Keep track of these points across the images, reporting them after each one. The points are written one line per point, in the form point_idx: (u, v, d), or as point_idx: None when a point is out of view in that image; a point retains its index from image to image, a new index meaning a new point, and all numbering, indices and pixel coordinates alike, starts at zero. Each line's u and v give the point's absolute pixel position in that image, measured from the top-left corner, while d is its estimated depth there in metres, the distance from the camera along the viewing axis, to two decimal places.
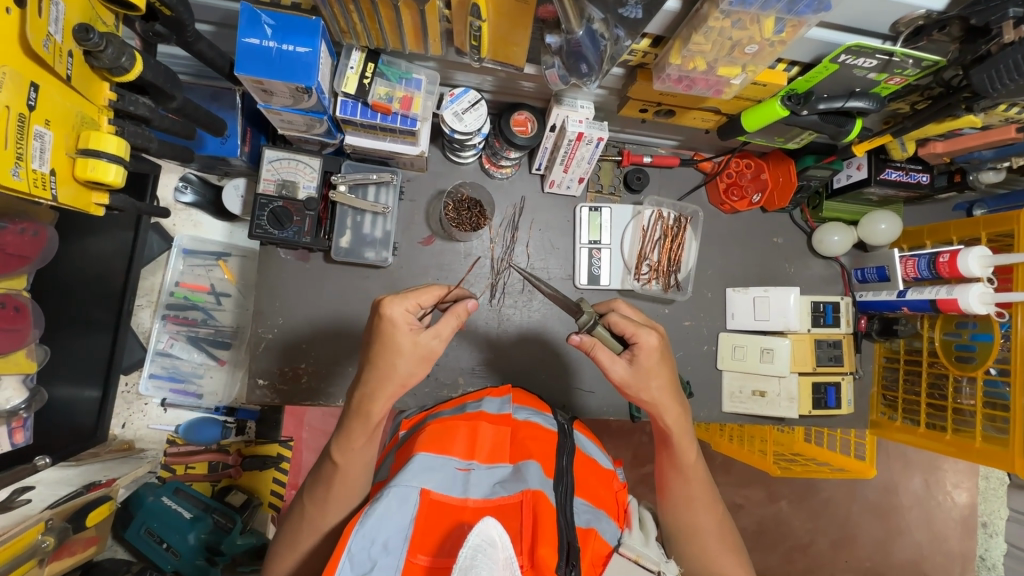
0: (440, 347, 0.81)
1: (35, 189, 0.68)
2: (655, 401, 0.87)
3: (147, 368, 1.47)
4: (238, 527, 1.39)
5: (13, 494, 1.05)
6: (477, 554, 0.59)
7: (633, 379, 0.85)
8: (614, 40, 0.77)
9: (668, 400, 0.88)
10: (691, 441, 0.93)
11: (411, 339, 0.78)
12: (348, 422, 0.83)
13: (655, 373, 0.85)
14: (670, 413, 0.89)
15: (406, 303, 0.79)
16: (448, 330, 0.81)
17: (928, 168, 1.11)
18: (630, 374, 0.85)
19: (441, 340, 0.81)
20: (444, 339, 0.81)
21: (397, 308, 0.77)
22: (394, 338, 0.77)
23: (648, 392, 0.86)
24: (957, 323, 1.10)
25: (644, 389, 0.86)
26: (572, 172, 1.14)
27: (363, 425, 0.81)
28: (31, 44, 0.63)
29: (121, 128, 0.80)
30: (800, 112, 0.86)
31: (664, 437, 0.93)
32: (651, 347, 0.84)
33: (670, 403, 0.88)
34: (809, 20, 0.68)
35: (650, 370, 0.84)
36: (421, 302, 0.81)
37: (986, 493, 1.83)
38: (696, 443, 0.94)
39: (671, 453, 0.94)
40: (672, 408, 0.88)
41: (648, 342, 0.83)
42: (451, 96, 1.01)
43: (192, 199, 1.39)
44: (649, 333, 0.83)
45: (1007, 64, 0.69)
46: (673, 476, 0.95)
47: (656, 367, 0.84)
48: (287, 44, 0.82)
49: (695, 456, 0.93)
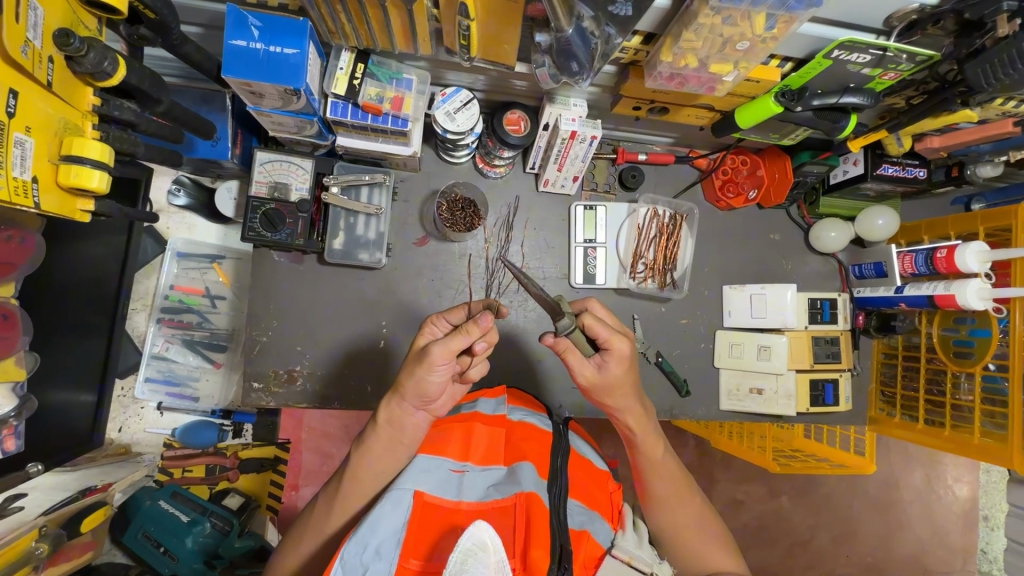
0: (437, 355, 0.73)
1: (17, 197, 0.68)
2: (618, 405, 0.87)
3: (143, 372, 1.47)
4: (236, 530, 1.38)
5: (5, 502, 1.05)
6: (469, 558, 0.59)
7: (599, 384, 0.84)
8: (605, 37, 0.75)
9: (631, 404, 0.88)
10: (658, 442, 0.93)
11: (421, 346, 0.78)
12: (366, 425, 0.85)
13: (620, 380, 0.84)
14: (633, 416, 0.89)
15: (434, 320, 0.85)
16: (449, 340, 0.73)
17: (925, 163, 1.10)
18: (596, 379, 0.84)
19: (442, 347, 0.73)
20: (448, 349, 0.73)
21: (425, 324, 0.85)
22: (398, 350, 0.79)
23: (612, 396, 0.86)
24: (956, 318, 1.09)
25: (607, 394, 0.86)
26: (566, 171, 1.13)
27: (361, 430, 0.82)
28: (8, 51, 0.62)
29: (106, 133, 0.79)
30: (794, 108, 0.85)
31: (629, 439, 0.93)
32: (621, 354, 0.82)
33: (634, 406, 0.88)
34: (801, 16, 0.66)
35: (616, 376, 0.83)
36: (450, 321, 0.84)
37: (988, 487, 1.82)
38: (664, 443, 0.94)
39: (638, 454, 0.93)
40: (634, 411, 0.89)
41: (619, 350, 0.81)
42: (443, 96, 1.00)
43: (185, 202, 1.40)
44: (622, 341, 0.81)
45: (1001, 58, 0.69)
46: (640, 473, 0.95)
47: (623, 375, 0.83)
48: (275, 46, 0.82)
49: (662, 457, 0.93)
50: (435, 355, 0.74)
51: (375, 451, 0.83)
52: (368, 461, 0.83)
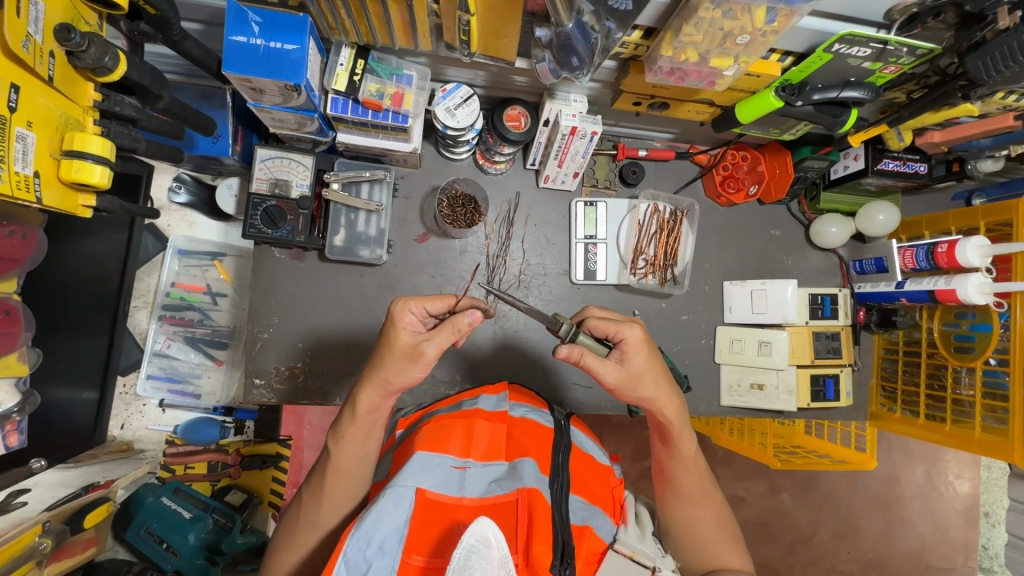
0: (430, 354, 0.77)
1: (18, 191, 0.68)
2: (654, 397, 0.87)
3: (144, 369, 1.48)
4: (238, 526, 1.41)
5: (9, 498, 1.07)
6: (471, 555, 0.59)
7: (627, 380, 0.84)
8: (606, 32, 0.76)
9: (664, 393, 0.87)
10: (690, 434, 0.93)
11: (408, 340, 0.79)
12: (345, 410, 0.85)
13: (646, 368, 0.84)
14: (669, 406, 0.89)
15: (410, 305, 0.82)
16: (442, 338, 0.78)
17: (925, 158, 1.10)
18: (623, 375, 0.84)
19: (435, 345, 0.77)
20: (439, 347, 0.78)
21: (399, 307, 0.81)
22: (391, 336, 0.79)
23: (645, 388, 0.86)
24: (956, 313, 1.09)
25: (639, 387, 0.85)
26: (567, 167, 1.14)
27: (352, 418, 0.83)
28: (10, 46, 0.62)
29: (108, 129, 0.79)
30: (795, 103, 0.84)
31: (665, 434, 0.92)
32: (637, 340, 0.84)
33: (668, 396, 0.88)
34: (801, 9, 0.66)
35: (641, 366, 0.84)
36: (426, 309, 0.84)
37: (989, 483, 1.82)
38: (695, 435, 0.94)
39: (672, 448, 0.93)
40: (670, 400, 0.88)
41: (634, 337, 0.84)
42: (444, 91, 1.00)
43: (186, 199, 1.40)
44: (633, 327, 0.84)
45: (1003, 50, 0.69)
46: (675, 468, 0.94)
47: (647, 362, 0.84)
48: (275, 42, 0.82)
49: (695, 448, 0.93)
50: (428, 354, 0.78)
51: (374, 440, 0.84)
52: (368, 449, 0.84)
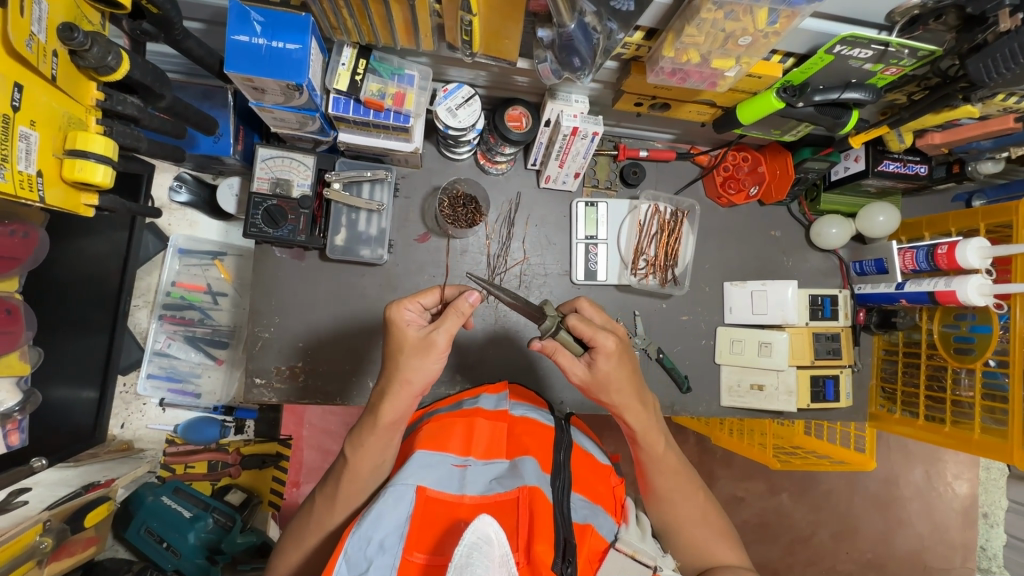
0: (441, 342, 0.78)
1: (22, 191, 0.68)
2: (618, 401, 0.88)
3: (144, 368, 1.48)
4: (238, 526, 1.40)
5: (10, 496, 1.07)
6: (473, 552, 0.59)
7: (593, 382, 0.86)
8: (607, 33, 0.76)
9: (629, 400, 0.88)
10: (660, 436, 0.93)
11: (415, 335, 0.80)
12: (366, 416, 0.83)
13: (614, 375, 0.84)
14: (632, 413, 0.90)
15: (406, 304, 0.83)
16: (449, 325, 0.79)
17: (926, 159, 1.11)
18: (589, 377, 0.86)
19: (444, 333, 0.78)
20: (449, 333, 0.79)
21: (396, 309, 0.82)
22: (397, 338, 0.80)
23: (611, 394, 0.87)
24: (956, 314, 1.09)
25: (604, 391, 0.87)
26: (568, 167, 1.14)
27: (373, 426, 0.81)
28: (14, 44, 0.62)
29: (110, 128, 0.79)
30: (796, 104, 0.85)
31: (631, 436, 0.94)
32: (608, 350, 0.83)
33: (633, 403, 0.88)
34: (803, 11, 0.66)
35: (608, 374, 0.84)
36: (422, 304, 0.85)
37: (987, 484, 1.82)
38: (666, 436, 0.94)
39: (641, 449, 0.93)
40: (635, 406, 0.89)
41: (606, 346, 0.82)
42: (445, 91, 1.00)
43: (187, 199, 1.40)
44: (607, 336, 0.82)
45: (1004, 53, 0.69)
46: (647, 470, 0.95)
47: (614, 370, 0.84)
48: (277, 42, 0.82)
49: (665, 450, 0.93)
50: (439, 343, 0.78)
51: (367, 442, 0.82)
52: (367, 450, 0.83)
